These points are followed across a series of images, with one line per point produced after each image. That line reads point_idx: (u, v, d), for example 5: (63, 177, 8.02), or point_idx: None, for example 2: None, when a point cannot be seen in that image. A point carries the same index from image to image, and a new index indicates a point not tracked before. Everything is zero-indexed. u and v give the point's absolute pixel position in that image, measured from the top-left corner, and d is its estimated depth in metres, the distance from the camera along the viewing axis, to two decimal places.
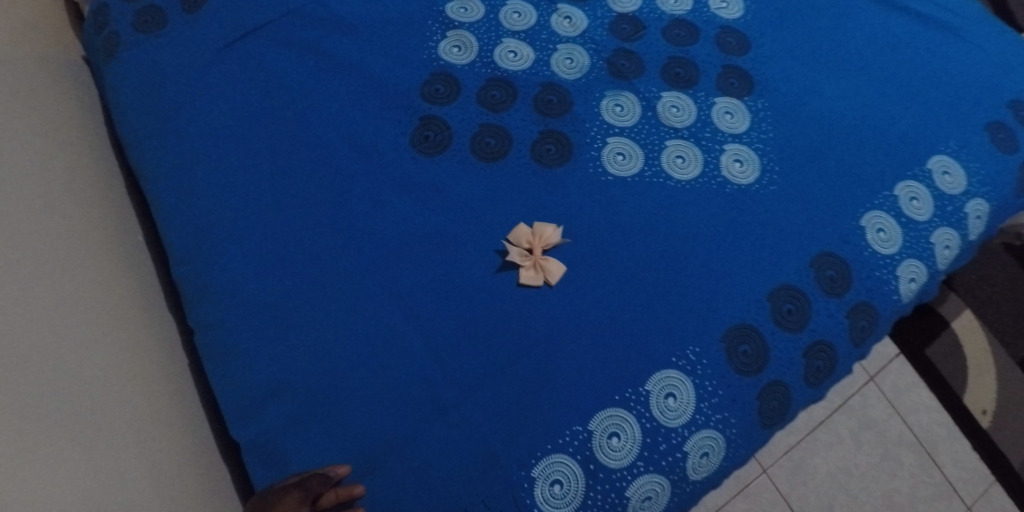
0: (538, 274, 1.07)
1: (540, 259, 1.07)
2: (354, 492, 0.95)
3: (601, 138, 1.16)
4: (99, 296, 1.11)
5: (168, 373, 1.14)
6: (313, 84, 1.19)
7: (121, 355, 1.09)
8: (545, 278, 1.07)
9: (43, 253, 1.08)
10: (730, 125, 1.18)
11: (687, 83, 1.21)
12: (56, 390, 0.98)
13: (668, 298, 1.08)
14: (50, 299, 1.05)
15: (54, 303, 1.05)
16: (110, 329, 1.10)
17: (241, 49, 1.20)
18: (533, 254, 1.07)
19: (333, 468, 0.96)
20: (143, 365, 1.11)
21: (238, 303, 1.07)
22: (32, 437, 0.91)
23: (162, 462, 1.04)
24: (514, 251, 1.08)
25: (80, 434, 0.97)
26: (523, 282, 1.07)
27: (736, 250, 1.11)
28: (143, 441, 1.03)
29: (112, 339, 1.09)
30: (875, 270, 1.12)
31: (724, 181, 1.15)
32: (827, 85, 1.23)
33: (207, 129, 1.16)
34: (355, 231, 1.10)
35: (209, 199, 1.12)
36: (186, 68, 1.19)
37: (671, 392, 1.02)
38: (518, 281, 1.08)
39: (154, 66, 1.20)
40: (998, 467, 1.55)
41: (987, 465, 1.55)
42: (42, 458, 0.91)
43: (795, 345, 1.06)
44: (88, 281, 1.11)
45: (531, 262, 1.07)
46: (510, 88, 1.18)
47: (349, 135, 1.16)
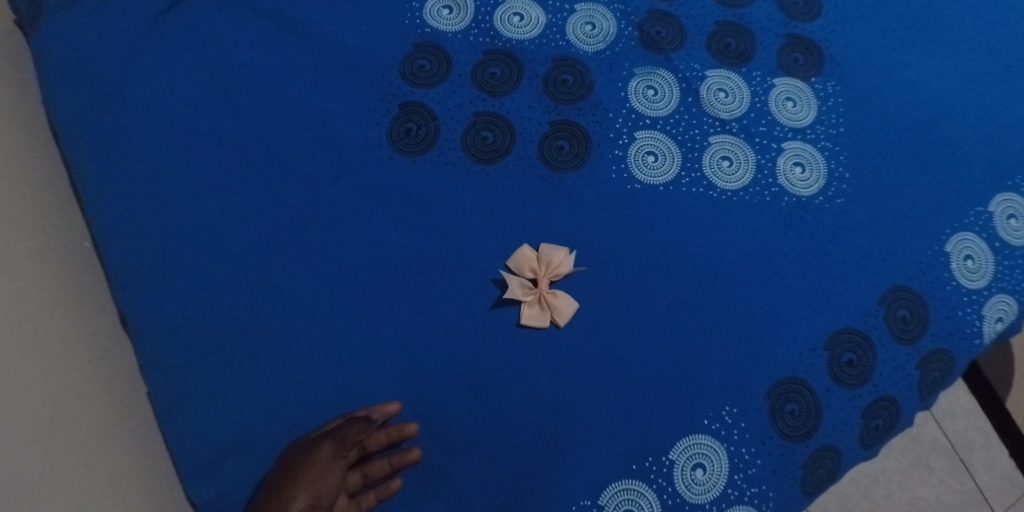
0: (544, 314, 0.87)
1: (547, 294, 0.86)
2: (406, 430, 0.83)
3: (627, 133, 0.92)
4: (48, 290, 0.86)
5: None
6: (269, 56, 0.93)
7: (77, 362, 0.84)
8: (552, 318, 0.87)
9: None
10: (792, 116, 0.94)
11: (739, 58, 0.96)
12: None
13: (702, 345, 0.88)
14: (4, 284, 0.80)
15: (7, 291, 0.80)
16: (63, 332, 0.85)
17: (177, 10, 0.94)
18: (538, 288, 0.86)
19: (376, 409, 0.82)
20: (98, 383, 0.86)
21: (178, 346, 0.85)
22: None
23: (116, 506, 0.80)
24: (513, 285, 0.86)
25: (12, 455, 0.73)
26: (524, 323, 0.87)
27: (788, 284, 0.90)
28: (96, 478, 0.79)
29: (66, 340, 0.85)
30: (957, 309, 0.91)
31: (780, 191, 0.92)
32: (914, 62, 0.97)
33: (139, 115, 0.90)
34: (318, 253, 0.88)
35: (141, 207, 0.88)
36: (105, 32, 0.93)
37: (700, 462, 0.85)
38: (518, 323, 0.87)
39: (62, 25, 0.93)
40: None
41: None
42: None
43: (851, 404, 0.88)
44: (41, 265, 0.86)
45: (536, 297, 0.86)
46: (513, 63, 0.94)
47: (309, 125, 0.91)
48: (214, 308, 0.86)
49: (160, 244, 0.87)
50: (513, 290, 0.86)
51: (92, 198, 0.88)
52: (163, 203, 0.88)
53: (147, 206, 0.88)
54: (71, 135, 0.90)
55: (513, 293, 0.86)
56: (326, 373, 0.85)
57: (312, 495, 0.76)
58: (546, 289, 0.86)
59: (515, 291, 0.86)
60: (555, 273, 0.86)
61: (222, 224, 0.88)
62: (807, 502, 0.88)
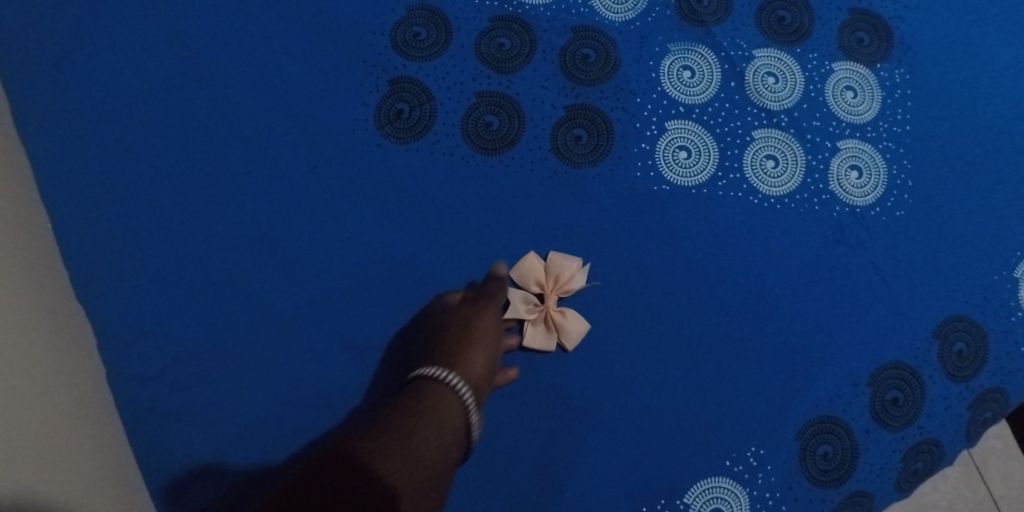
0: (550, 336, 0.74)
1: (554, 314, 0.74)
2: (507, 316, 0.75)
3: (656, 122, 0.78)
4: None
5: None
6: (240, 13, 0.79)
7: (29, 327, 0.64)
8: (560, 341, 0.75)
9: None
10: (852, 109, 0.80)
11: (794, 37, 0.81)
12: None
13: (729, 376, 0.76)
14: None
15: None
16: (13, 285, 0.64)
17: None
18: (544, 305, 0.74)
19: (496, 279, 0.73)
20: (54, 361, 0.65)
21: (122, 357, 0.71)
22: None
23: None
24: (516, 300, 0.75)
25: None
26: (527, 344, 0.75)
27: (834, 308, 0.78)
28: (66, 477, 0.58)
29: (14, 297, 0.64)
30: (1020, 344, 0.79)
31: (831, 199, 0.79)
32: (997, 50, 0.83)
33: (87, 75, 0.76)
34: (288, 251, 0.75)
35: (85, 186, 0.74)
36: None
37: (718, 507, 0.75)
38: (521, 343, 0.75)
39: None
40: None
41: None
42: None
43: (893, 447, 0.77)
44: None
45: (542, 315, 0.74)
46: (526, 33, 0.79)
47: (281, 100, 0.77)
48: (169, 311, 0.72)
49: (106, 231, 0.73)
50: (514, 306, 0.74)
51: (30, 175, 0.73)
52: (110, 181, 0.74)
53: (91, 185, 0.74)
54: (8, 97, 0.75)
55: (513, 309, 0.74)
56: (294, 394, 0.72)
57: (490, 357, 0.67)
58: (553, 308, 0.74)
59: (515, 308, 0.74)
60: (565, 287, 0.74)
61: (179, 212, 0.74)
62: None
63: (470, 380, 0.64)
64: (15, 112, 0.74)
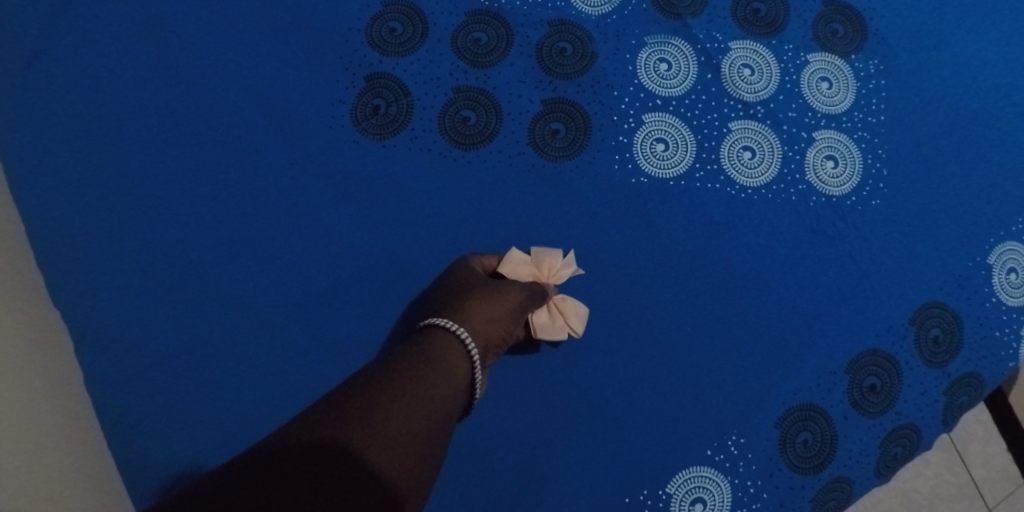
0: (559, 324, 0.72)
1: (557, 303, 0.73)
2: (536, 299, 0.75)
3: (634, 115, 0.79)
4: None
5: None
6: (215, 12, 0.78)
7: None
8: (568, 327, 0.73)
9: None
10: (826, 99, 0.81)
11: (768, 28, 0.82)
12: None
13: (709, 367, 0.77)
14: None
15: None
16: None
17: None
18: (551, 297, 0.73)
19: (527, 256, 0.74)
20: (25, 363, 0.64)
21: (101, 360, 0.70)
22: None
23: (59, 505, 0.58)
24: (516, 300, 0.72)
25: None
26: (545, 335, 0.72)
27: (813, 297, 0.78)
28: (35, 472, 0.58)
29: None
30: (993, 329, 0.80)
31: (808, 189, 0.79)
32: (967, 40, 0.84)
33: (57, 76, 0.75)
34: (266, 249, 0.74)
35: (61, 188, 0.73)
36: None
37: (700, 496, 0.76)
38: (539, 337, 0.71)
39: None
40: None
41: None
42: None
43: (871, 432, 0.79)
44: None
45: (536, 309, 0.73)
46: (502, 27, 0.78)
47: (258, 99, 0.76)
48: (147, 313, 0.72)
49: (79, 234, 0.72)
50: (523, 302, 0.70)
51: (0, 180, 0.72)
52: (84, 184, 0.73)
53: (65, 189, 0.73)
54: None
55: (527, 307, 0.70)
56: (274, 395, 0.71)
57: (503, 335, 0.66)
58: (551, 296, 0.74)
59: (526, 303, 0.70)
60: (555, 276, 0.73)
61: (155, 212, 0.74)
62: None
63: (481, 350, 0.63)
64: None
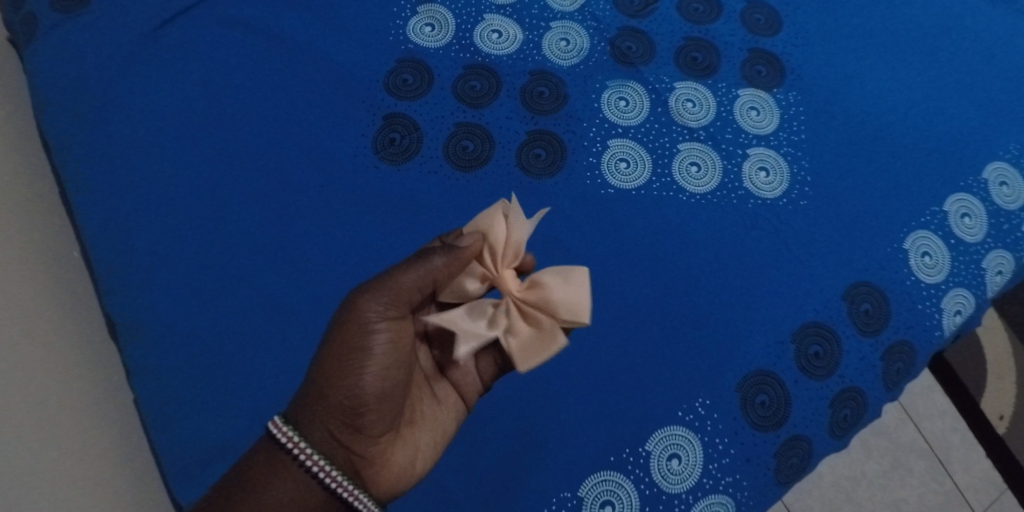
0: (537, 297, 0.73)
1: (447, 263, 0.72)
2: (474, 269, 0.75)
3: (601, 141, 0.97)
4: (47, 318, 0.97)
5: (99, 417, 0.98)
6: (262, 72, 0.97)
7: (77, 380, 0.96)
8: (547, 300, 0.73)
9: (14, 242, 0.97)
10: (756, 123, 1.00)
11: (705, 71, 1.01)
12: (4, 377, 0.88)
13: (678, 341, 0.91)
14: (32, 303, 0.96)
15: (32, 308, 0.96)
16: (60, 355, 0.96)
17: (175, 32, 0.98)
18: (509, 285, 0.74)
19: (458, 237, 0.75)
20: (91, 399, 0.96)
21: (163, 351, 0.87)
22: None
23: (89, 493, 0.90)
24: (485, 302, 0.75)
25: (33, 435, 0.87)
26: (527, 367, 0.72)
27: (759, 281, 0.94)
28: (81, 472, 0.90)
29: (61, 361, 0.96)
30: (917, 303, 0.95)
31: (746, 194, 0.97)
32: (870, 73, 1.03)
33: (138, 130, 0.94)
34: (303, 255, 0.90)
35: (143, 217, 0.91)
36: (105, 55, 0.96)
37: (675, 453, 0.89)
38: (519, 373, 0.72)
39: (71, 51, 0.96)
40: (1001, 458, 1.47)
41: (989, 457, 1.47)
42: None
43: (820, 394, 0.92)
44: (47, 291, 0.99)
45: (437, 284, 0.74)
46: (492, 76, 0.98)
47: (299, 138, 0.95)
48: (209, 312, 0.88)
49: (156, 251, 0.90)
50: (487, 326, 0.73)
51: (78, 217, 0.92)
52: (159, 211, 0.91)
53: (144, 217, 0.91)
54: (70, 155, 0.94)
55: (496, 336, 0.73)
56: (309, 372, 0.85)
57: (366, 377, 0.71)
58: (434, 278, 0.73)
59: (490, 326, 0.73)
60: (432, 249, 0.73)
61: (210, 231, 0.91)
62: (779, 489, 0.92)
63: (336, 407, 0.71)
64: (80, 168, 0.93)
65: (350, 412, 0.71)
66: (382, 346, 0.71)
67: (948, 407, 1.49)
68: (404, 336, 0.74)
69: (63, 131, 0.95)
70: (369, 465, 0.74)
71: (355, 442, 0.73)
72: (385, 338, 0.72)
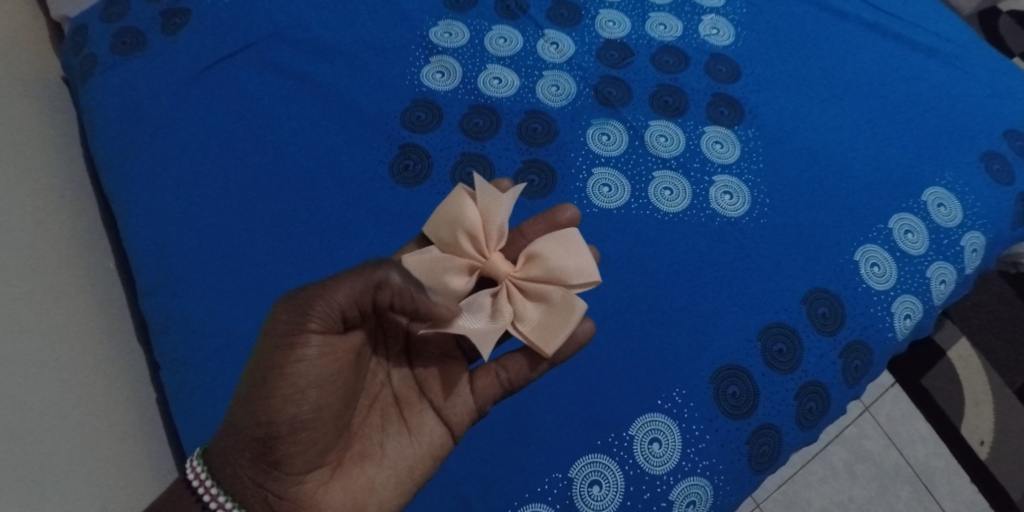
0: (537, 268, 0.88)
1: (398, 280, 0.78)
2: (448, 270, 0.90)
3: (586, 169, 1.12)
4: (87, 323, 1.10)
5: (131, 411, 1.10)
6: (295, 111, 1.13)
7: (109, 382, 1.09)
8: (548, 268, 0.88)
9: (64, 256, 1.11)
10: (720, 155, 1.14)
11: (676, 111, 1.17)
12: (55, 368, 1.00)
13: (656, 338, 1.03)
14: (78, 310, 1.09)
15: (78, 315, 1.09)
16: (101, 360, 1.10)
17: (219, 74, 1.14)
18: (504, 269, 0.88)
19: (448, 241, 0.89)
20: (117, 398, 1.09)
21: (196, 342, 1.01)
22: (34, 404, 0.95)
23: (114, 480, 1.01)
24: (482, 296, 0.88)
25: (75, 419, 1.00)
26: (555, 343, 0.85)
27: (726, 286, 1.06)
28: (110, 458, 1.02)
29: (100, 365, 1.09)
30: (869, 307, 1.07)
31: (713, 214, 1.11)
32: (819, 114, 1.18)
33: (185, 158, 1.10)
34: (326, 263, 1.05)
35: (187, 232, 1.06)
36: (158, 92, 1.13)
37: (656, 437, 0.98)
38: (548, 353, 0.84)
39: (129, 90, 1.14)
40: (984, 483, 1.53)
41: (974, 482, 1.54)
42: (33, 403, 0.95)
43: (785, 387, 1.03)
44: (92, 303, 1.13)
45: (376, 301, 0.79)
46: (493, 115, 1.14)
47: (327, 165, 1.11)
48: (243, 314, 1.02)
49: (197, 261, 1.05)
50: (493, 320, 0.85)
51: (127, 233, 1.08)
52: (201, 228, 1.06)
53: (187, 233, 1.06)
54: (124, 179, 1.10)
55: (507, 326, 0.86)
56: None
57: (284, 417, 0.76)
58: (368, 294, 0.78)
59: (499, 319, 0.85)
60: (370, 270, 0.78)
61: (245, 242, 1.06)
62: (753, 475, 1.02)
63: (251, 441, 0.77)
64: (132, 192, 1.09)
65: (265, 442, 0.77)
66: (300, 382, 0.76)
67: (929, 434, 1.57)
68: (332, 373, 0.77)
69: (118, 158, 1.11)
70: (291, 496, 0.80)
71: (277, 474, 0.79)
72: (308, 368, 0.76)
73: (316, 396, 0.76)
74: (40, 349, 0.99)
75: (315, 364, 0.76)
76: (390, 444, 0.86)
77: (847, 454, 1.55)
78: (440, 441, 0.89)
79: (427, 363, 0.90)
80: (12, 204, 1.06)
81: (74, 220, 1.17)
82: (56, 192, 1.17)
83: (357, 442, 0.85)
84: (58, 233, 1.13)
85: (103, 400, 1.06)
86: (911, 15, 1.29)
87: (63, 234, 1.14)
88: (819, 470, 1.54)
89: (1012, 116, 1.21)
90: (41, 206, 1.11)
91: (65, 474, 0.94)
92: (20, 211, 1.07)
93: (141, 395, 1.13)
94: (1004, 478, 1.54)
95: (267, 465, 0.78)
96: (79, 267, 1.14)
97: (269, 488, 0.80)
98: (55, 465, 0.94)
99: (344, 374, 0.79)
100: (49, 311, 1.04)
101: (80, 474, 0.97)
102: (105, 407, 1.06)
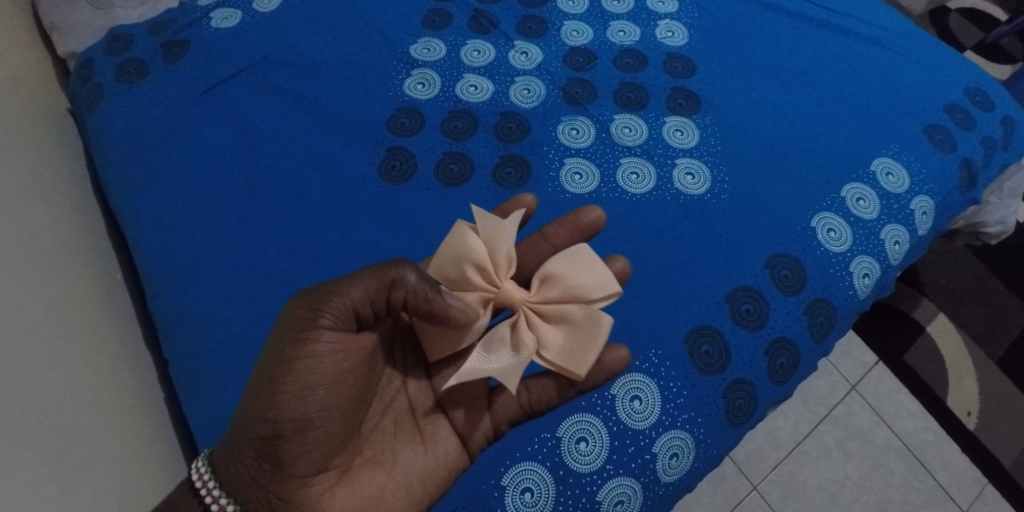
0: (555, 289, 0.92)
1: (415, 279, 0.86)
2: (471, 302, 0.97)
3: (558, 160, 1.22)
4: (99, 329, 1.19)
5: (139, 409, 1.18)
6: (289, 125, 1.25)
7: (120, 382, 1.17)
8: (564, 285, 0.92)
9: (76, 271, 1.21)
10: (681, 141, 1.25)
11: (638, 105, 1.28)
12: (72, 366, 1.09)
13: (631, 306, 1.11)
14: (90, 317, 1.18)
15: (91, 320, 1.18)
16: (114, 363, 1.18)
17: (218, 95, 1.27)
18: (518, 295, 0.92)
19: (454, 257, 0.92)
20: (127, 397, 1.17)
21: (205, 334, 1.10)
22: (56, 395, 1.03)
23: (128, 471, 1.09)
24: (502, 328, 0.91)
25: (92, 410, 1.08)
26: (585, 362, 0.88)
27: (694, 255, 1.15)
28: (124, 450, 1.10)
29: (113, 367, 1.18)
30: (828, 268, 1.16)
31: (677, 192, 1.20)
32: (769, 100, 1.29)
33: (188, 171, 1.21)
34: (325, 257, 1.14)
35: (193, 238, 1.16)
36: (161, 115, 1.25)
37: (636, 395, 1.06)
38: (581, 375, 0.88)
39: (134, 114, 1.25)
40: (975, 453, 1.58)
41: (965, 453, 1.58)
42: (60, 395, 1.04)
43: (756, 343, 1.10)
44: (104, 312, 1.23)
45: (388, 300, 0.87)
46: (471, 118, 1.25)
47: (322, 170, 1.21)
48: (247, 307, 1.11)
49: (202, 263, 1.15)
50: (516, 353, 0.88)
51: (137, 243, 1.18)
52: (206, 233, 1.17)
53: (192, 239, 1.16)
54: (133, 195, 1.21)
55: (533, 355, 0.89)
56: None
57: (291, 416, 0.83)
58: (382, 294, 0.86)
59: (522, 351, 0.88)
60: (381, 272, 0.86)
61: (247, 242, 1.16)
62: (731, 428, 1.09)
63: (260, 443, 0.85)
64: (141, 206, 1.20)
65: (271, 440, 0.84)
66: (310, 384, 0.84)
67: (918, 409, 1.62)
68: (342, 378, 0.86)
69: (127, 176, 1.22)
70: (296, 497, 0.87)
71: (282, 475, 0.86)
72: (316, 365, 0.84)
73: (324, 395, 0.84)
74: (56, 345, 1.08)
75: (322, 362, 0.84)
76: (401, 452, 0.93)
77: (836, 432, 1.60)
78: (452, 454, 0.94)
79: (446, 378, 0.96)
80: (30, 219, 1.16)
81: (83, 238, 1.28)
82: (69, 212, 1.27)
83: (369, 449, 0.92)
84: (72, 249, 1.23)
85: (116, 398, 1.14)
86: (850, 10, 1.41)
87: (75, 250, 1.24)
88: (810, 449, 1.58)
89: (950, 91, 1.32)
90: (56, 224, 1.22)
91: (85, 460, 1.02)
92: (38, 226, 1.17)
93: (148, 397, 1.22)
94: (993, 447, 1.59)
95: (273, 465, 0.85)
96: (91, 281, 1.24)
97: (273, 489, 0.86)
98: (78, 449, 1.02)
99: (355, 378, 0.87)
100: (68, 314, 1.14)
101: (99, 459, 1.04)
102: (117, 404, 1.14)
